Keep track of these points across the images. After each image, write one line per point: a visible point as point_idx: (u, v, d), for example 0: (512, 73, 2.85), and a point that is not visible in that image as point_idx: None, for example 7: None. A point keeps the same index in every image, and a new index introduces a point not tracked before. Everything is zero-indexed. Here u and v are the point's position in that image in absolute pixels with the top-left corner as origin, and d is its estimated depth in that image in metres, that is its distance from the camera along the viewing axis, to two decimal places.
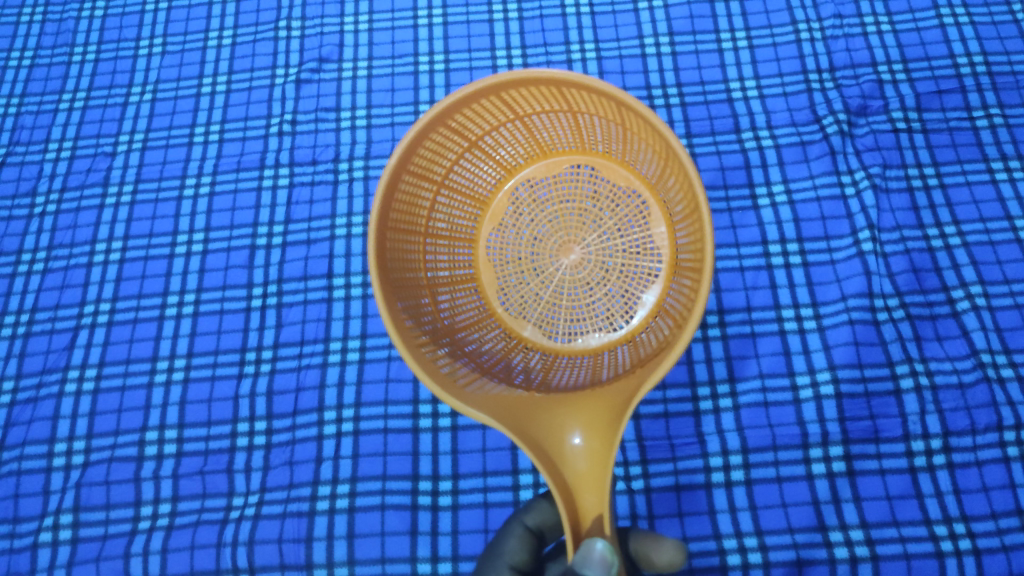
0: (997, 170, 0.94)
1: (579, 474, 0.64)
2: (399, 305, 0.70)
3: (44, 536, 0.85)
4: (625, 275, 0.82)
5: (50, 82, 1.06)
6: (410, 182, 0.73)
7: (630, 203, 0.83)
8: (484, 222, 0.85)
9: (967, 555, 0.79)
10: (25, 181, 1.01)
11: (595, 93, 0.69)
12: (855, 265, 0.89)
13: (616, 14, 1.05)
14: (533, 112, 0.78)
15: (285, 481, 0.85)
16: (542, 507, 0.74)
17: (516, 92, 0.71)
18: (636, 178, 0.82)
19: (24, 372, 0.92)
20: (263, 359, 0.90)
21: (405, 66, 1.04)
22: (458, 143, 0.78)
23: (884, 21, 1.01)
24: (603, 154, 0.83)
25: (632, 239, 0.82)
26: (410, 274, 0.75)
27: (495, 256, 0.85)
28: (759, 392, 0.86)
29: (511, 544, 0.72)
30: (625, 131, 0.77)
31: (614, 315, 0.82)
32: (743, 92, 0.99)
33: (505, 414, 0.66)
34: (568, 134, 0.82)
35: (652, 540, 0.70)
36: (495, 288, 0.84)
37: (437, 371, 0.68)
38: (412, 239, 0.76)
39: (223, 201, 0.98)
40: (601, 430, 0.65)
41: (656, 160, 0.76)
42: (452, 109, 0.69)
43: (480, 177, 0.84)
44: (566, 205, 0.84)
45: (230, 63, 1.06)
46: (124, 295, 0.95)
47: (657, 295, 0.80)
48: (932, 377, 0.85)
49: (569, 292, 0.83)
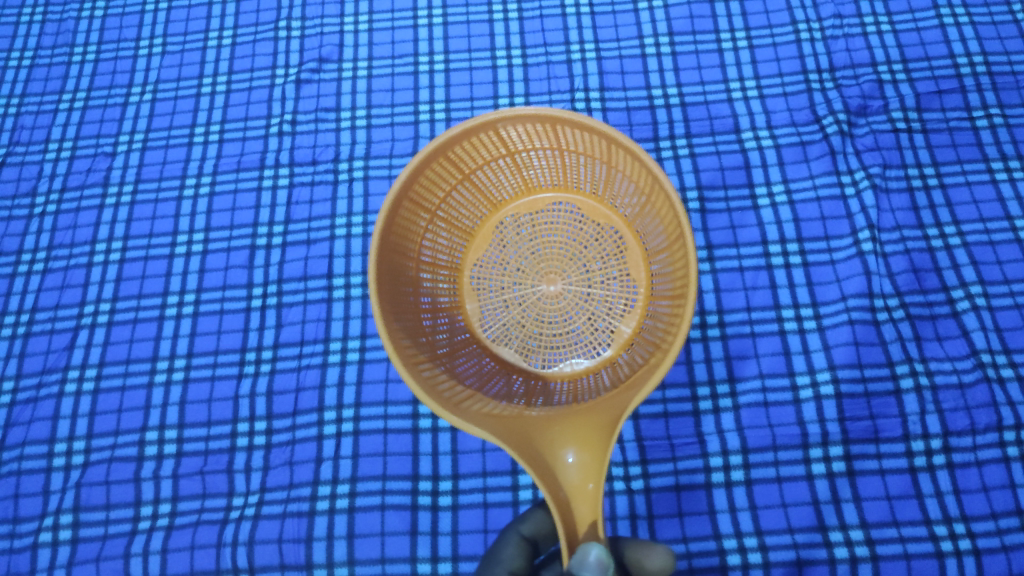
0: (997, 171, 0.94)
1: (575, 481, 0.64)
2: (395, 325, 0.69)
3: (44, 536, 0.85)
4: (602, 304, 0.83)
5: (50, 82, 1.06)
6: (407, 209, 0.73)
7: (608, 237, 0.84)
8: (470, 251, 0.85)
9: (967, 555, 0.79)
10: (25, 181, 1.01)
11: (590, 130, 0.70)
12: (855, 265, 0.89)
13: (616, 14, 1.05)
14: (525, 149, 0.79)
15: (285, 481, 0.85)
16: (539, 516, 0.74)
17: (513, 126, 0.72)
18: (616, 215, 0.83)
19: (24, 372, 0.92)
20: (263, 359, 0.90)
21: (405, 66, 1.04)
22: (453, 175, 0.78)
23: (884, 21, 1.01)
24: (585, 192, 0.84)
25: (612, 272, 0.83)
26: (404, 297, 0.75)
27: (479, 284, 0.84)
28: (759, 392, 0.86)
29: (509, 552, 0.72)
30: (610, 168, 0.78)
31: (591, 342, 0.82)
32: (743, 92, 0.99)
33: (500, 427, 0.66)
34: (554, 172, 0.83)
35: (645, 547, 0.70)
36: (480, 315, 0.83)
37: (433, 388, 0.67)
38: (406, 265, 0.76)
39: (223, 201, 0.98)
40: (594, 442, 0.65)
41: (639, 196, 0.78)
42: (453, 137, 0.70)
43: (471, 208, 0.84)
44: (549, 238, 0.84)
45: (230, 63, 1.06)
46: (124, 295, 0.95)
47: (634, 325, 0.81)
48: (933, 377, 0.85)
49: (549, 319, 0.83)
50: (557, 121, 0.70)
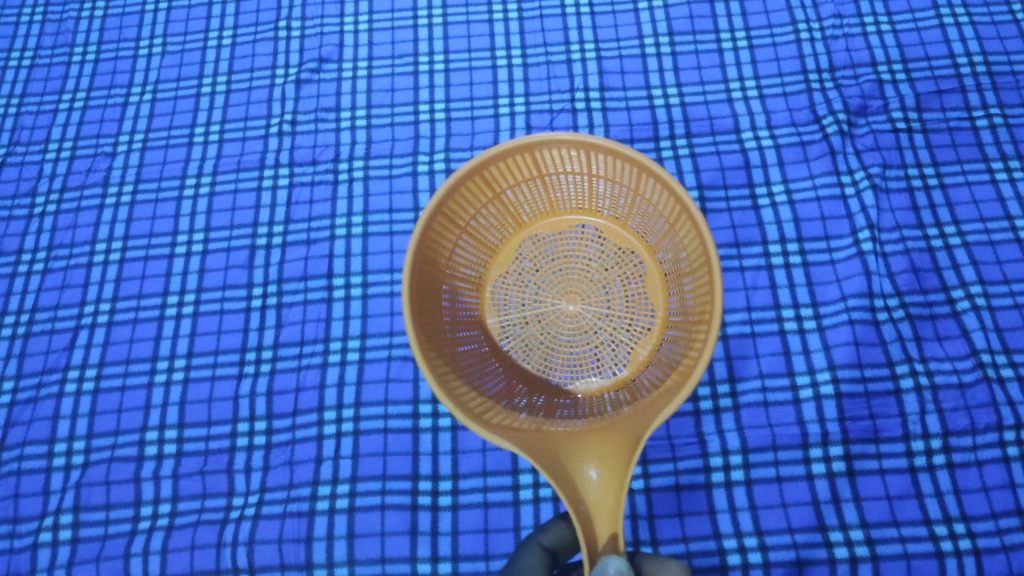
0: (997, 170, 0.94)
1: (596, 496, 0.65)
2: (424, 338, 0.69)
3: (44, 536, 0.85)
4: (620, 326, 0.83)
5: (50, 82, 1.06)
6: (438, 224, 0.74)
7: (628, 262, 0.84)
8: (492, 268, 0.85)
9: (967, 556, 0.79)
10: (25, 181, 1.00)
11: (624, 157, 0.71)
12: (855, 264, 0.89)
13: (616, 14, 1.05)
14: (555, 172, 0.80)
15: (285, 481, 0.85)
16: (559, 528, 0.74)
17: (549, 148, 0.73)
18: (637, 240, 0.84)
19: (25, 372, 0.92)
20: (263, 359, 0.90)
21: (405, 66, 1.04)
22: (484, 193, 0.78)
23: (884, 21, 1.01)
24: (608, 217, 0.84)
25: (631, 296, 0.83)
26: (431, 310, 0.75)
27: (500, 301, 0.84)
28: (759, 392, 0.86)
29: (529, 560, 0.72)
30: (637, 195, 0.79)
31: (607, 363, 0.82)
32: (743, 92, 0.99)
33: (523, 440, 0.66)
34: (578, 196, 0.84)
35: (660, 561, 0.70)
36: (499, 331, 0.83)
37: (458, 400, 0.68)
38: (433, 278, 0.76)
39: (223, 201, 0.98)
40: (615, 459, 0.65)
41: (663, 224, 0.78)
42: (490, 156, 0.71)
43: (496, 227, 0.83)
44: (570, 260, 0.84)
45: (230, 63, 1.06)
46: (124, 295, 0.95)
47: (651, 348, 0.81)
48: (932, 377, 0.85)
49: (566, 338, 0.83)
50: (592, 146, 0.71)
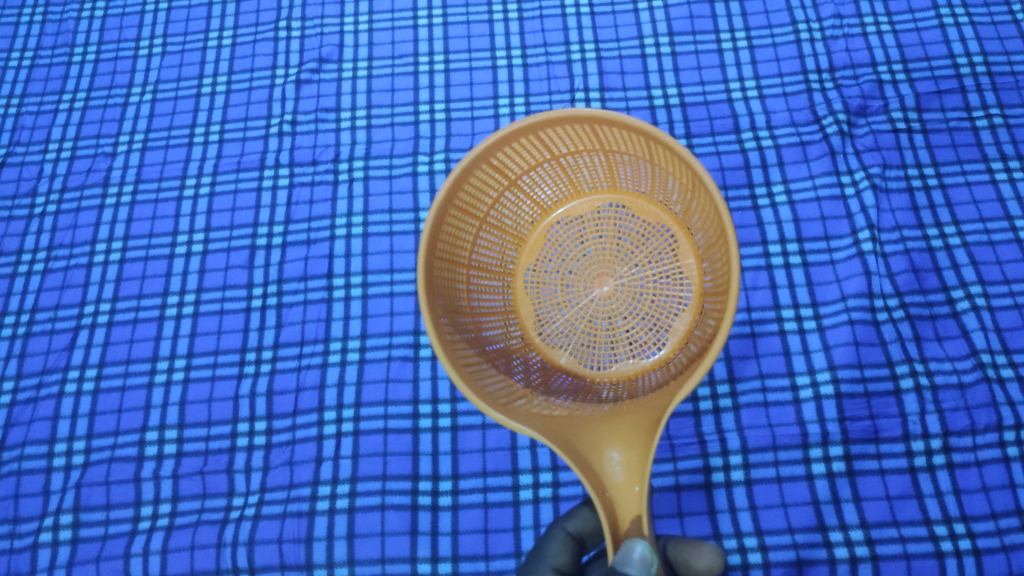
0: (997, 171, 0.94)
1: (620, 481, 0.65)
2: (446, 328, 0.71)
3: (44, 536, 0.85)
4: (655, 304, 0.82)
5: (50, 82, 1.07)
6: (455, 217, 0.75)
7: (659, 236, 0.84)
8: (522, 257, 0.86)
9: (967, 555, 0.79)
10: (25, 181, 1.01)
11: (629, 130, 0.71)
12: (854, 265, 0.89)
13: (616, 14, 1.05)
14: (568, 151, 0.80)
15: (285, 481, 0.86)
16: (585, 513, 0.75)
17: (552, 130, 0.73)
18: (666, 213, 0.83)
19: (24, 372, 0.92)
20: (263, 359, 0.90)
21: (405, 66, 1.04)
22: (498, 182, 0.79)
23: (884, 21, 1.01)
24: (634, 192, 0.84)
25: (664, 270, 0.83)
26: (453, 301, 0.76)
27: (532, 288, 0.85)
28: (759, 392, 0.86)
29: (553, 548, 0.73)
30: (655, 166, 0.78)
31: (645, 343, 0.82)
32: (743, 92, 0.99)
33: (545, 427, 0.67)
34: (600, 173, 0.84)
35: (692, 545, 0.71)
36: (534, 319, 0.84)
37: (480, 390, 0.68)
38: (456, 271, 0.78)
39: (223, 202, 0.98)
40: (638, 441, 0.66)
41: (684, 193, 0.78)
42: (497, 144, 0.71)
43: (519, 215, 0.85)
44: (599, 240, 0.84)
45: (230, 63, 1.06)
46: (124, 295, 0.95)
47: (688, 322, 0.81)
48: (932, 377, 0.85)
49: (603, 320, 0.83)
50: (594, 123, 0.71)
